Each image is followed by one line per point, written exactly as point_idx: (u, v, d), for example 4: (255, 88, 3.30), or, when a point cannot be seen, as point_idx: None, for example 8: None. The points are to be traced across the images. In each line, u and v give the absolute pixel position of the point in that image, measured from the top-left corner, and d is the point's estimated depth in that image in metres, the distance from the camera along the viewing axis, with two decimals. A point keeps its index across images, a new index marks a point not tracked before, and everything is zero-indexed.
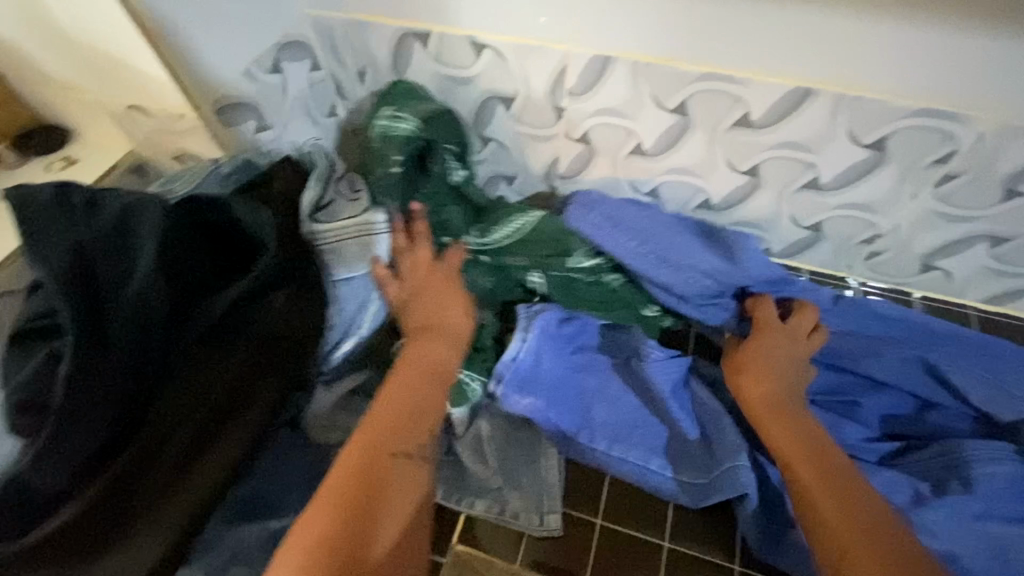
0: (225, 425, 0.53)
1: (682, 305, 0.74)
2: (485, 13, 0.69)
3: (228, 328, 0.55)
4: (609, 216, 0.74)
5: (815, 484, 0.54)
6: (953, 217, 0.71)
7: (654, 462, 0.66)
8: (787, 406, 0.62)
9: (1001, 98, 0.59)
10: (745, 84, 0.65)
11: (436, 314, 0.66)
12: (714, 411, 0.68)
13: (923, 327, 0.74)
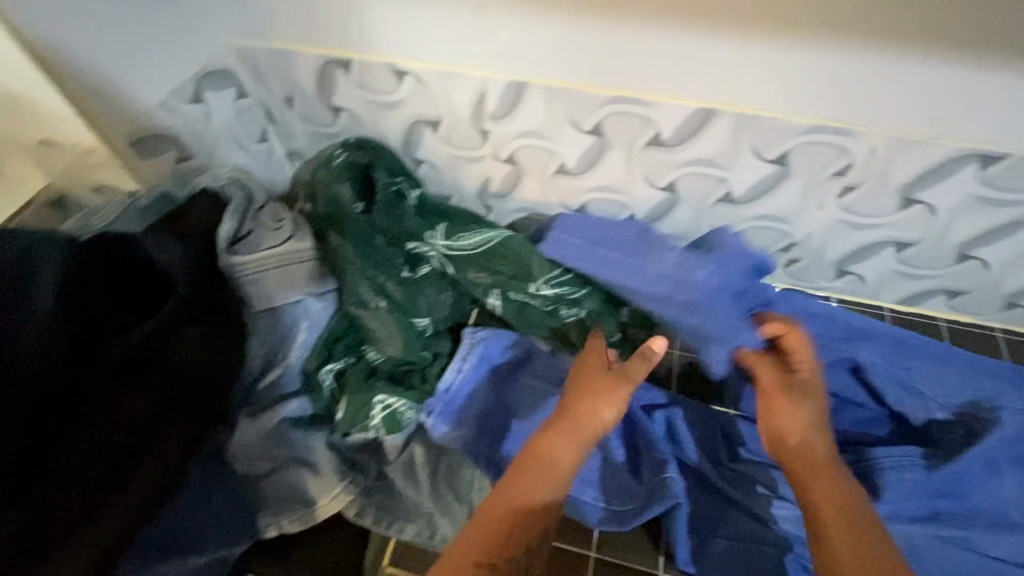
0: (133, 466, 0.52)
1: (686, 311, 0.67)
2: (401, 41, 0.70)
3: (137, 365, 0.55)
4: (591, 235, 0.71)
5: (846, 550, 0.51)
6: (859, 225, 0.74)
7: (586, 483, 0.67)
8: (827, 464, 0.58)
9: (886, 114, 0.62)
10: (652, 105, 0.67)
11: (591, 418, 0.61)
12: (637, 426, 0.71)
13: (849, 326, 0.74)
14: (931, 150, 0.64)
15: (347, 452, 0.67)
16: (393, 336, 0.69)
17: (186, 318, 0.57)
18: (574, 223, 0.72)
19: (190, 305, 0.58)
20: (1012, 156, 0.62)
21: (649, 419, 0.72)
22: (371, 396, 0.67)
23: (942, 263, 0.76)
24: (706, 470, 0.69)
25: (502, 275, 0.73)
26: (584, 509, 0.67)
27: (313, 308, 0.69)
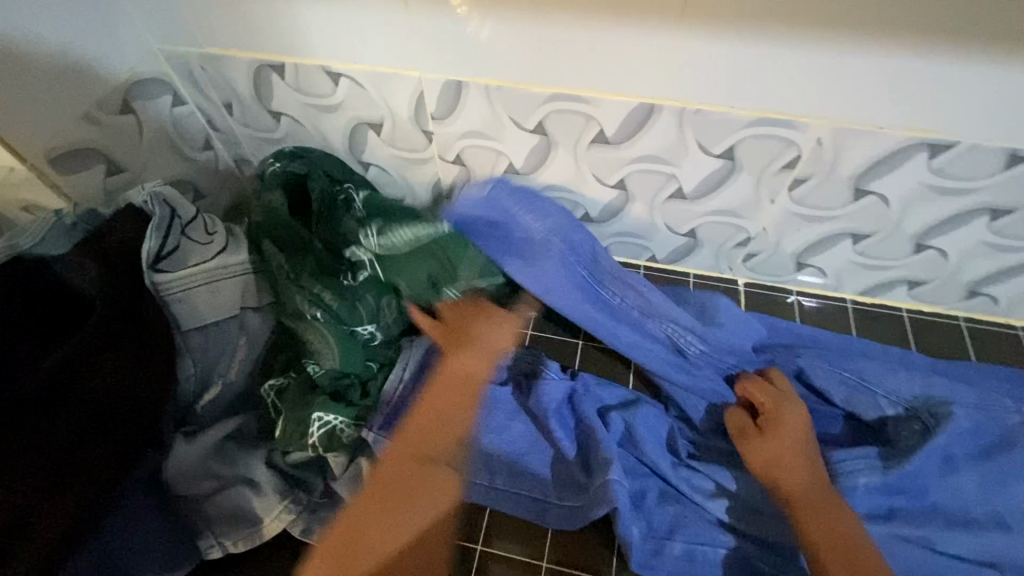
0: (55, 494, 0.51)
1: (631, 352, 0.74)
2: (332, 43, 0.67)
3: (54, 391, 0.53)
4: (492, 217, 0.71)
5: (837, 566, 0.56)
6: (814, 218, 0.72)
7: (537, 489, 0.67)
8: (824, 498, 0.61)
9: (829, 105, 0.60)
10: (593, 102, 0.65)
11: (486, 348, 0.69)
12: (589, 430, 0.69)
13: (790, 331, 0.77)
14: (878, 141, 0.62)
15: (289, 470, 0.65)
16: (331, 347, 0.67)
17: (105, 341, 0.55)
18: (497, 192, 0.70)
19: (109, 328, 0.56)
20: (960, 144, 0.60)
21: (603, 424, 0.70)
22: (308, 413, 0.64)
23: (900, 254, 0.75)
24: (665, 475, 0.68)
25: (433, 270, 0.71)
26: (538, 510, 0.66)
27: (251, 323, 0.68)
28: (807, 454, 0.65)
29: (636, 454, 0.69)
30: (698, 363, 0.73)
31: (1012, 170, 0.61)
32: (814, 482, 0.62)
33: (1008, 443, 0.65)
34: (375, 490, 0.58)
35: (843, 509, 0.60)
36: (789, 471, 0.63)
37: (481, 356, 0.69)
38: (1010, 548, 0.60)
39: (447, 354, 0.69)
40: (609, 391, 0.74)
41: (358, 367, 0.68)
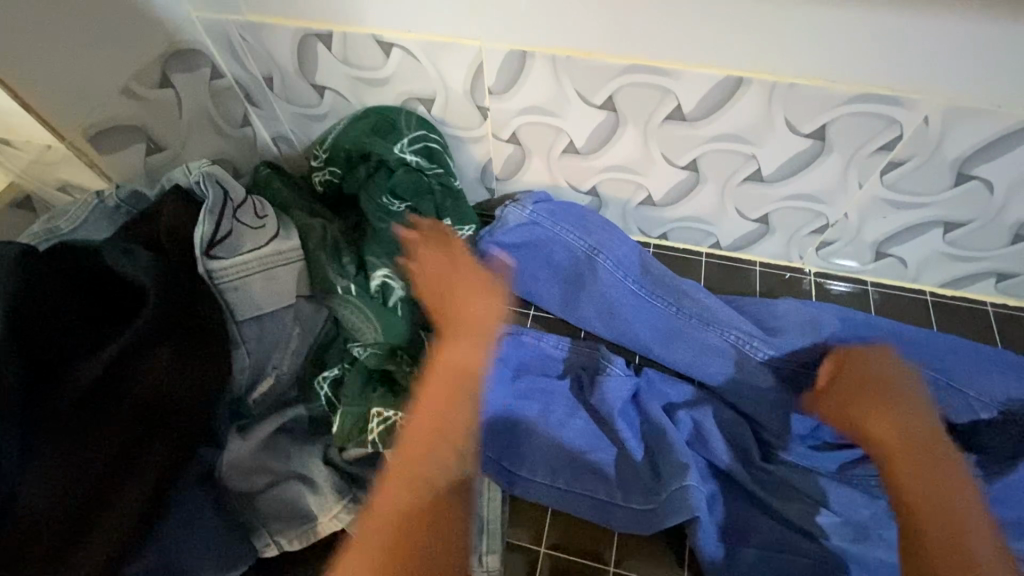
0: (109, 499, 0.48)
1: (678, 356, 0.71)
2: (386, 10, 0.62)
3: (106, 389, 0.50)
4: (535, 239, 0.74)
5: (923, 499, 0.46)
6: (904, 204, 0.67)
7: (605, 492, 0.63)
8: (930, 446, 0.50)
9: (942, 79, 0.54)
10: (672, 76, 0.59)
11: (460, 313, 0.59)
12: (659, 428, 0.66)
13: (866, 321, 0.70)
14: (995, 121, 0.56)
15: (346, 467, 0.62)
16: (370, 321, 0.64)
17: (158, 334, 0.52)
18: (539, 216, 0.74)
19: (164, 319, 0.52)
20: None
21: (672, 422, 0.66)
22: (367, 408, 0.60)
23: (995, 245, 0.69)
24: (738, 478, 0.64)
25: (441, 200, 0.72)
26: (601, 512, 0.63)
27: (305, 313, 0.64)
28: (915, 407, 0.55)
29: (708, 456, 0.65)
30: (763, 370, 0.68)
31: None
32: (921, 430, 0.52)
33: None
34: (380, 539, 0.43)
35: (933, 446, 0.50)
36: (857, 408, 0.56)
37: (469, 309, 0.59)
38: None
39: (445, 338, 0.58)
40: (675, 388, 0.70)
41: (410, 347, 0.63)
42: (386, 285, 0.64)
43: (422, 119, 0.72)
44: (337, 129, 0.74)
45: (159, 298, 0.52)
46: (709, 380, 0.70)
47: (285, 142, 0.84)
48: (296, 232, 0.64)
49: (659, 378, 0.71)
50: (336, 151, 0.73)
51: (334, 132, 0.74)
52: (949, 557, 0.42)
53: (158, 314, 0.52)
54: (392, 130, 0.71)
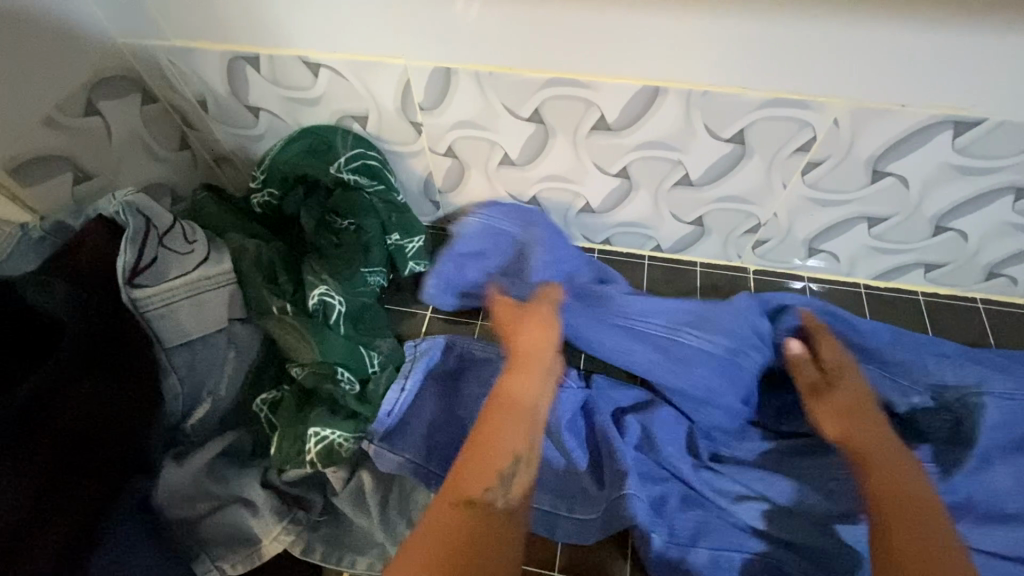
0: (41, 532, 0.47)
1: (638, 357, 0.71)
2: (310, 32, 0.62)
3: (31, 422, 0.48)
4: (498, 243, 0.76)
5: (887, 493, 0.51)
6: (828, 202, 0.68)
7: (550, 501, 0.64)
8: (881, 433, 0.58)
9: (846, 84, 0.56)
10: (592, 87, 0.61)
11: (534, 347, 0.65)
12: (601, 435, 0.67)
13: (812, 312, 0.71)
14: (900, 120, 0.58)
15: (286, 489, 0.62)
16: (307, 342, 0.63)
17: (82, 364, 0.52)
18: (496, 217, 0.77)
19: (88, 348, 0.52)
20: (989, 120, 0.56)
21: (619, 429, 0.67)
22: (304, 428, 0.61)
23: (918, 237, 0.71)
24: (680, 479, 0.65)
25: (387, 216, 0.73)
26: (547, 524, 0.64)
27: (239, 335, 0.64)
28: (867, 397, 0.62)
29: (655, 461, 0.66)
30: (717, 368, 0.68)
31: None
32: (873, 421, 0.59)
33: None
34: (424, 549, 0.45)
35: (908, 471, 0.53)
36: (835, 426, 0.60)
37: (543, 349, 0.65)
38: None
39: (506, 371, 0.63)
40: (623, 393, 0.71)
41: (347, 364, 0.64)
42: (325, 304, 0.65)
43: (358, 138, 0.72)
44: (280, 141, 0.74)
45: (80, 327, 0.52)
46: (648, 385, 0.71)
47: (227, 163, 0.84)
48: (229, 254, 0.64)
49: (611, 386, 0.72)
50: (279, 164, 0.71)
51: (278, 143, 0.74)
52: (907, 531, 0.47)
53: (81, 343, 0.51)
54: (328, 151, 0.71)
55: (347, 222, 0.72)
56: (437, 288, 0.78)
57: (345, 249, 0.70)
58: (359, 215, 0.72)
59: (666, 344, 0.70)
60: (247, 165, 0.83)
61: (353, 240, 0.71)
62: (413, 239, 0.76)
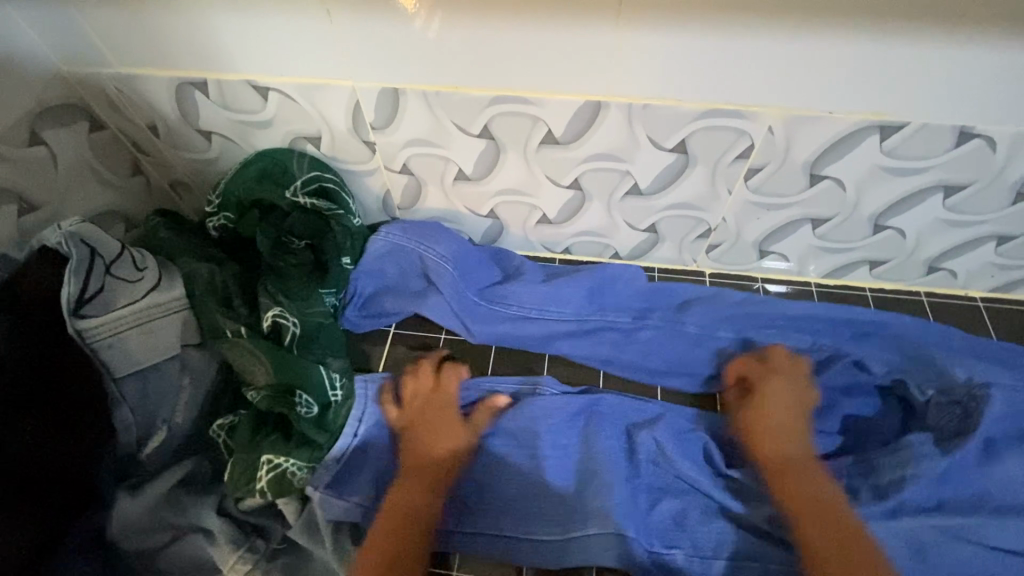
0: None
1: (596, 361, 0.76)
2: (256, 55, 0.63)
3: None
4: (388, 264, 0.78)
5: (812, 524, 0.57)
6: (772, 205, 0.71)
7: (497, 524, 0.63)
8: (805, 460, 0.63)
9: (777, 93, 0.58)
10: (537, 102, 0.62)
11: (424, 446, 0.65)
12: (568, 452, 0.67)
13: (784, 316, 0.76)
14: (829, 126, 0.60)
15: (244, 518, 0.60)
16: (259, 364, 0.62)
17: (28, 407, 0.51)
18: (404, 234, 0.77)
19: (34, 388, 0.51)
20: (911, 124, 0.59)
21: (603, 438, 0.67)
22: (258, 455, 0.60)
23: (859, 236, 0.73)
24: (642, 488, 0.65)
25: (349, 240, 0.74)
26: (516, 551, 0.62)
27: (193, 361, 0.64)
28: (796, 410, 0.67)
29: (632, 476, 0.66)
30: (666, 365, 0.75)
31: (963, 146, 0.61)
32: (800, 444, 0.64)
33: (994, 422, 0.63)
34: None
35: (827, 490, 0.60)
36: (764, 440, 0.65)
37: (440, 453, 0.65)
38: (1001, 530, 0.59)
39: (403, 476, 0.63)
40: (628, 406, 0.71)
41: (303, 387, 0.62)
42: (279, 325, 0.64)
43: (313, 159, 0.73)
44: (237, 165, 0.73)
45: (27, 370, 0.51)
46: (595, 393, 0.72)
47: (182, 188, 0.83)
48: (181, 280, 0.64)
49: (616, 401, 0.71)
50: (239, 191, 0.71)
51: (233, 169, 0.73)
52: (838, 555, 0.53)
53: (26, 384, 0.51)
54: (283, 176, 0.71)
55: (308, 243, 0.72)
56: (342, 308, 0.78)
57: (301, 270, 0.70)
58: (319, 237, 0.72)
59: (639, 351, 0.76)
60: (203, 189, 0.83)
61: (310, 262, 0.71)
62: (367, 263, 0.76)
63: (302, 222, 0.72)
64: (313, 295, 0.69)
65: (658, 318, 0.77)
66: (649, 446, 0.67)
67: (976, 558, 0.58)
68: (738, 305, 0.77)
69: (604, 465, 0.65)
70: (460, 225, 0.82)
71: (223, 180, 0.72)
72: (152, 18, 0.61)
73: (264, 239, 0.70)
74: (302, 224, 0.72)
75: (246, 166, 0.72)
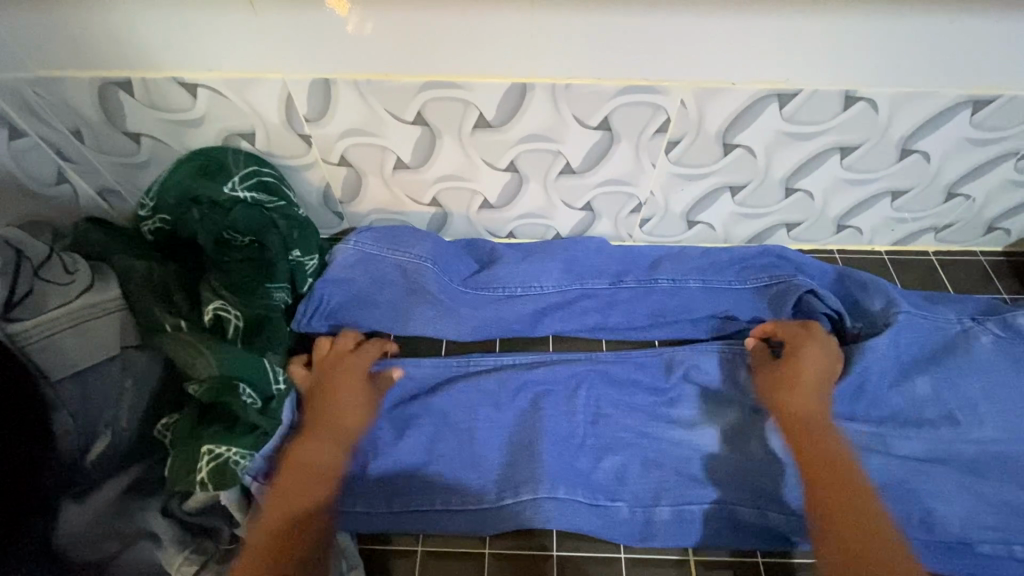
0: None
1: (545, 332, 0.80)
2: (181, 52, 0.64)
3: None
4: (360, 271, 0.79)
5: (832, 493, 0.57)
6: (693, 175, 0.76)
7: (413, 501, 0.67)
8: (826, 424, 0.64)
9: (685, 68, 0.63)
10: (467, 87, 0.65)
11: (334, 405, 0.68)
12: (514, 424, 0.71)
13: (700, 286, 0.81)
14: (734, 96, 0.66)
15: (189, 519, 0.60)
16: (203, 355, 0.61)
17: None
18: (365, 244, 0.80)
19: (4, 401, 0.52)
20: (804, 91, 0.65)
21: (546, 404, 0.72)
22: (197, 446, 0.58)
23: (773, 200, 0.80)
24: (586, 446, 0.70)
25: (292, 230, 0.74)
26: (470, 520, 0.66)
27: (135, 360, 0.62)
28: (822, 373, 0.68)
29: (568, 444, 0.70)
30: (610, 328, 0.80)
31: (851, 109, 0.68)
32: (821, 406, 0.66)
33: (892, 350, 0.72)
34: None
35: (852, 467, 0.60)
36: (795, 397, 0.67)
37: (346, 416, 0.68)
38: (899, 440, 0.68)
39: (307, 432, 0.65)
40: (570, 364, 0.75)
41: (247, 377, 0.62)
42: (221, 318, 0.64)
43: (250, 155, 0.73)
44: (167, 169, 0.72)
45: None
46: (502, 359, 0.76)
47: (112, 195, 0.81)
48: (115, 279, 0.64)
49: (560, 362, 0.75)
50: (172, 191, 0.70)
51: (164, 173, 0.72)
52: (852, 528, 0.54)
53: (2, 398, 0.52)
54: (219, 170, 0.71)
55: (251, 239, 0.72)
56: (307, 316, 0.77)
57: (246, 266, 0.71)
58: (260, 233, 0.72)
59: (583, 320, 0.80)
60: (133, 194, 0.81)
61: (255, 258, 0.72)
62: (313, 256, 0.77)
63: (245, 213, 0.70)
64: (258, 289, 0.70)
65: (604, 288, 0.81)
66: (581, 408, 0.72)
67: (885, 469, 0.67)
68: (674, 270, 0.82)
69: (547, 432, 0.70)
70: (404, 216, 0.84)
71: (155, 183, 0.71)
72: (67, 16, 0.60)
73: (206, 235, 0.70)
74: (241, 214, 0.70)
75: (176, 169, 0.71)
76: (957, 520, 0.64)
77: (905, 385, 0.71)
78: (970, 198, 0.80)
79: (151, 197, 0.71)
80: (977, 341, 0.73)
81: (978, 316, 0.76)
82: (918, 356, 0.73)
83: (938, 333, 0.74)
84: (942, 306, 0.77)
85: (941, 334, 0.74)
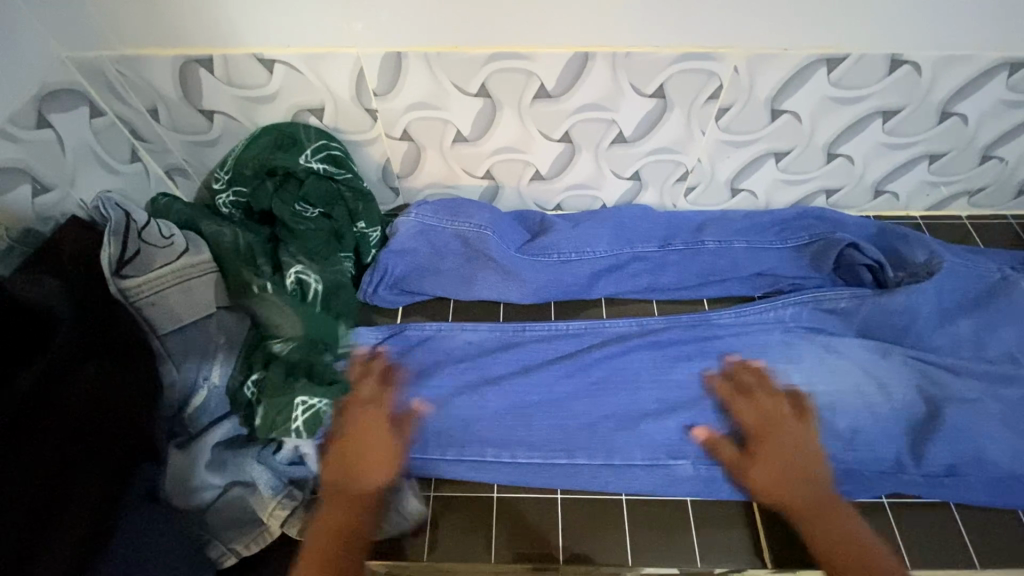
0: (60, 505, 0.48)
1: (596, 295, 0.84)
2: (264, 31, 0.68)
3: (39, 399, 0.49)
4: (422, 244, 0.82)
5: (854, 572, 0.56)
6: (741, 143, 0.80)
7: (481, 451, 0.70)
8: (831, 504, 0.62)
9: (739, 36, 0.67)
10: (531, 58, 0.69)
11: (371, 417, 0.67)
12: (574, 385, 0.74)
13: (745, 247, 0.84)
14: (787, 62, 0.70)
15: (283, 468, 0.65)
16: (289, 317, 0.68)
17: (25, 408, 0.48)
18: (424, 215, 0.83)
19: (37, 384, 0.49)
20: (852, 57, 0.69)
21: (605, 365, 0.76)
22: (291, 398, 0.63)
23: (815, 165, 0.83)
24: (649, 402, 0.73)
25: (360, 204, 0.78)
26: (543, 470, 0.69)
27: (228, 322, 0.67)
28: (804, 458, 0.65)
29: (631, 399, 0.73)
30: (659, 289, 0.84)
31: (895, 73, 0.71)
32: (822, 492, 0.62)
33: (935, 297, 0.76)
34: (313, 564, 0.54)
35: (841, 503, 0.62)
36: (788, 482, 0.63)
37: (380, 459, 0.64)
38: (951, 386, 0.71)
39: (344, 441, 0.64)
40: (620, 325, 0.80)
41: (326, 336, 0.70)
42: (302, 281, 0.70)
43: (320, 130, 0.76)
44: (240, 144, 0.76)
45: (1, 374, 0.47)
46: (557, 324, 0.80)
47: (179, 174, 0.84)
48: (205, 244, 0.69)
49: (605, 322, 0.80)
50: (250, 165, 0.73)
51: (236, 148, 0.76)
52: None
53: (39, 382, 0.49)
54: (293, 144, 0.74)
55: (321, 208, 0.76)
56: (372, 285, 0.82)
57: (320, 235, 0.75)
58: (329, 206, 0.76)
59: (632, 283, 0.84)
60: (199, 174, 0.85)
61: (325, 228, 0.76)
62: (376, 229, 0.81)
63: (320, 186, 0.75)
64: (329, 260, 0.75)
65: (654, 253, 0.84)
66: (643, 364, 0.76)
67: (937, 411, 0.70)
68: (721, 233, 0.85)
69: (611, 388, 0.74)
70: (456, 189, 0.87)
71: (230, 157, 0.75)
72: None
73: (281, 205, 0.73)
74: (315, 187, 0.74)
75: (250, 144, 0.74)
76: (1008, 456, 0.67)
77: (946, 329, 0.76)
78: (1004, 161, 0.83)
79: (225, 172, 0.76)
80: (1017, 288, 0.77)
81: (1015, 267, 0.79)
82: (958, 305, 0.77)
83: (978, 284, 0.78)
84: (980, 259, 0.81)
85: (981, 283, 0.77)
